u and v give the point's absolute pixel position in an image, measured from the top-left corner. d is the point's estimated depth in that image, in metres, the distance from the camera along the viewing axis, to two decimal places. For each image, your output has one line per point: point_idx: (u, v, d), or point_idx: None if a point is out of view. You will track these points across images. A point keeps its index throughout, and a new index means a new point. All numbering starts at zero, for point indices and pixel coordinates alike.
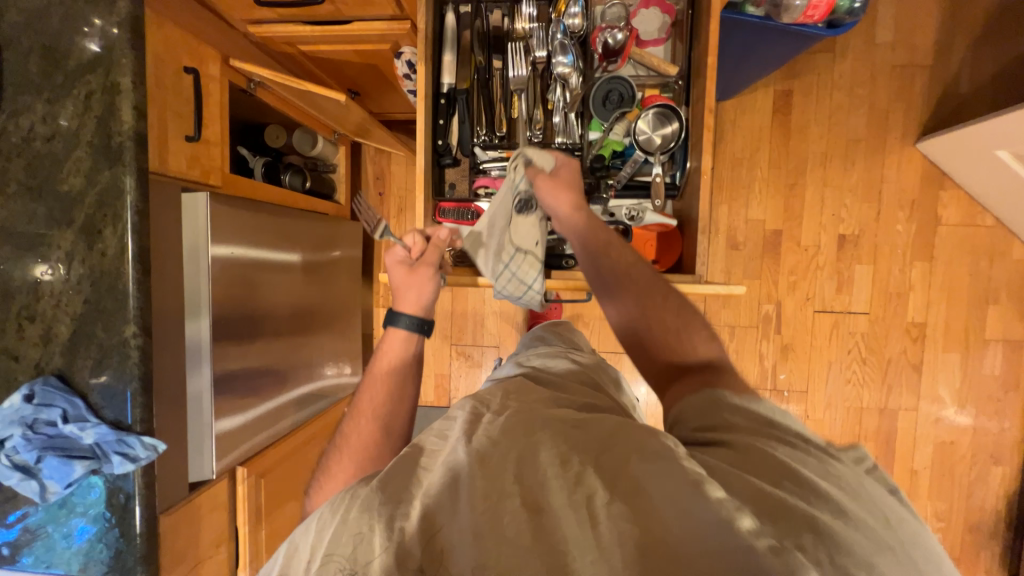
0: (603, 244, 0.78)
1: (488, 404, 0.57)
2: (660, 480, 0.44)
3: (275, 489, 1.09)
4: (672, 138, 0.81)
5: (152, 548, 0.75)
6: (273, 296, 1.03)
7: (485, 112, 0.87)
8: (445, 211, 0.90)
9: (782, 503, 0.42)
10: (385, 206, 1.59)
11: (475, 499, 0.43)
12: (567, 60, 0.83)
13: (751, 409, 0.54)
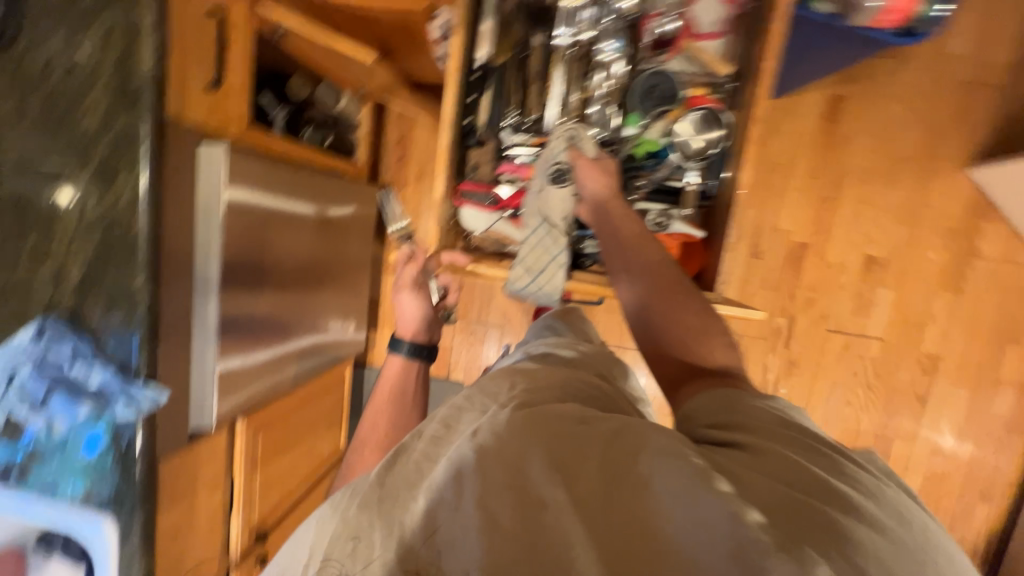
0: (631, 234, 0.74)
1: (501, 391, 0.53)
2: (667, 475, 0.42)
3: (270, 441, 1.12)
4: (713, 145, 0.79)
5: (152, 490, 0.78)
6: (283, 255, 1.02)
7: (519, 92, 0.85)
8: (465, 194, 0.87)
9: (791, 508, 0.40)
10: (404, 172, 1.56)
11: (471, 497, 0.41)
12: (613, 46, 0.80)
13: (764, 408, 0.52)
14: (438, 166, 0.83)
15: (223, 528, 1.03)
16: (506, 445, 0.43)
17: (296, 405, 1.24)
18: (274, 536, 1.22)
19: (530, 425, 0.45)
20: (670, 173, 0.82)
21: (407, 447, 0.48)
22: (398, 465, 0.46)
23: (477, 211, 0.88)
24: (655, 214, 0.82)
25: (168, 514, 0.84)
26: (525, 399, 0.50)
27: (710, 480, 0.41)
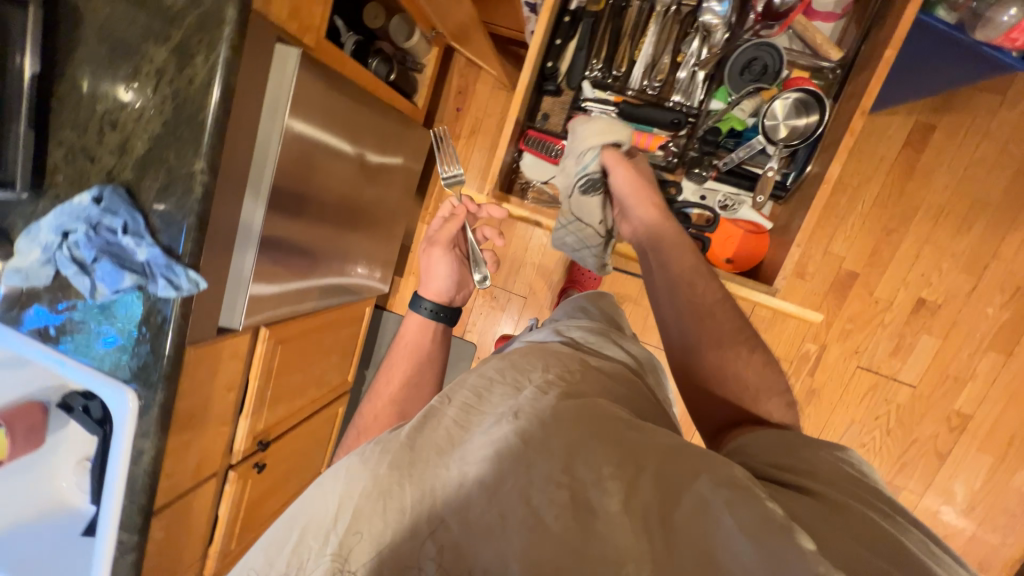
0: (679, 257, 0.81)
1: (531, 373, 0.66)
2: (729, 513, 0.50)
3: (287, 356, 1.15)
4: (800, 133, 0.80)
5: (176, 370, 0.80)
6: (333, 177, 1.03)
7: (609, 45, 0.85)
8: (530, 138, 0.89)
9: (837, 536, 0.49)
10: (459, 124, 1.56)
11: (525, 482, 0.53)
12: (719, 9, 0.78)
13: (825, 459, 0.60)
14: (513, 105, 0.83)
15: (231, 427, 1.07)
16: (550, 444, 0.55)
17: (316, 328, 1.26)
18: (272, 448, 1.26)
19: (575, 431, 0.56)
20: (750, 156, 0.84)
21: (437, 412, 0.60)
22: (430, 424, 0.58)
23: (542, 160, 0.91)
24: (726, 197, 0.87)
25: (186, 399, 0.87)
26: (560, 399, 0.61)
27: (757, 513, 0.50)
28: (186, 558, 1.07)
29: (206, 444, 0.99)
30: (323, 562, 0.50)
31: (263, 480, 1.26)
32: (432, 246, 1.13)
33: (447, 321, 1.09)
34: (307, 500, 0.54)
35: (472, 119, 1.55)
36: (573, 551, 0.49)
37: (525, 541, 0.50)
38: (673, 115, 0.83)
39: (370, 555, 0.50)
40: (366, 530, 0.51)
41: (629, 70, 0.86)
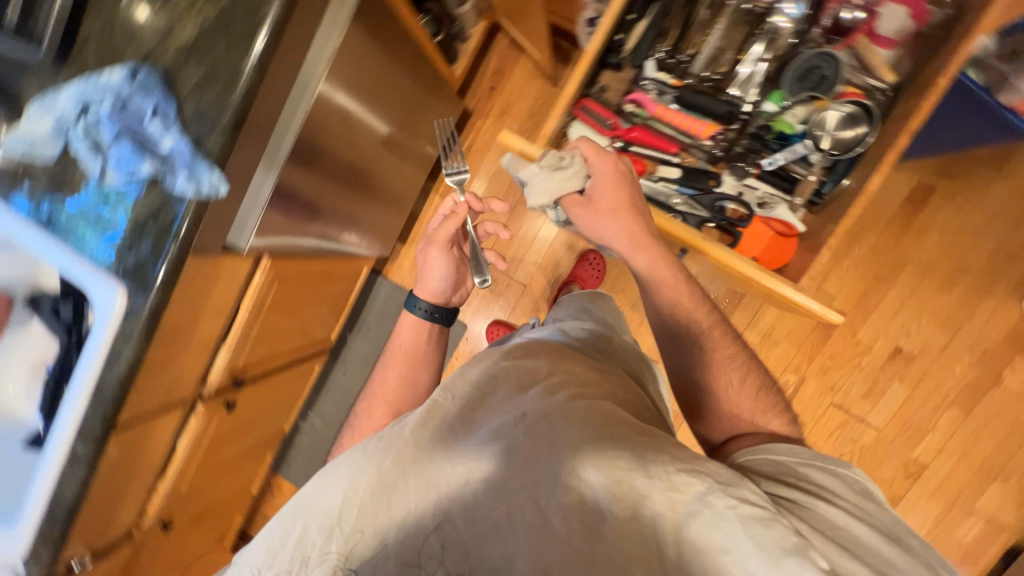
0: (663, 282, 0.81)
1: (537, 371, 0.71)
2: (719, 531, 0.55)
3: (282, 294, 1.11)
4: (848, 143, 0.82)
5: (176, 275, 0.76)
6: (365, 116, 1.01)
7: (677, 31, 0.88)
8: (585, 108, 0.87)
9: (843, 551, 0.53)
10: (489, 103, 1.57)
11: (531, 484, 0.60)
12: (792, 12, 0.82)
13: (837, 475, 0.63)
14: (578, 67, 0.82)
15: (210, 354, 1.01)
16: (553, 451, 0.61)
17: (314, 274, 1.22)
18: (246, 389, 1.20)
19: (581, 438, 0.61)
20: (794, 159, 0.86)
21: (441, 408, 0.68)
22: (432, 422, 0.67)
23: (592, 129, 0.88)
24: (764, 195, 0.88)
25: (176, 310, 0.82)
26: (568, 400, 0.66)
27: (768, 531, 0.54)
28: (135, 487, 1.00)
29: (184, 367, 0.94)
30: (326, 559, 0.61)
31: (229, 421, 1.19)
32: (430, 245, 1.12)
33: (442, 321, 1.12)
34: (310, 497, 0.64)
35: (504, 100, 1.55)
36: (574, 553, 0.57)
37: (534, 538, 0.58)
38: (729, 107, 0.85)
39: (370, 549, 0.61)
40: (366, 530, 0.61)
41: (693, 58, 0.88)
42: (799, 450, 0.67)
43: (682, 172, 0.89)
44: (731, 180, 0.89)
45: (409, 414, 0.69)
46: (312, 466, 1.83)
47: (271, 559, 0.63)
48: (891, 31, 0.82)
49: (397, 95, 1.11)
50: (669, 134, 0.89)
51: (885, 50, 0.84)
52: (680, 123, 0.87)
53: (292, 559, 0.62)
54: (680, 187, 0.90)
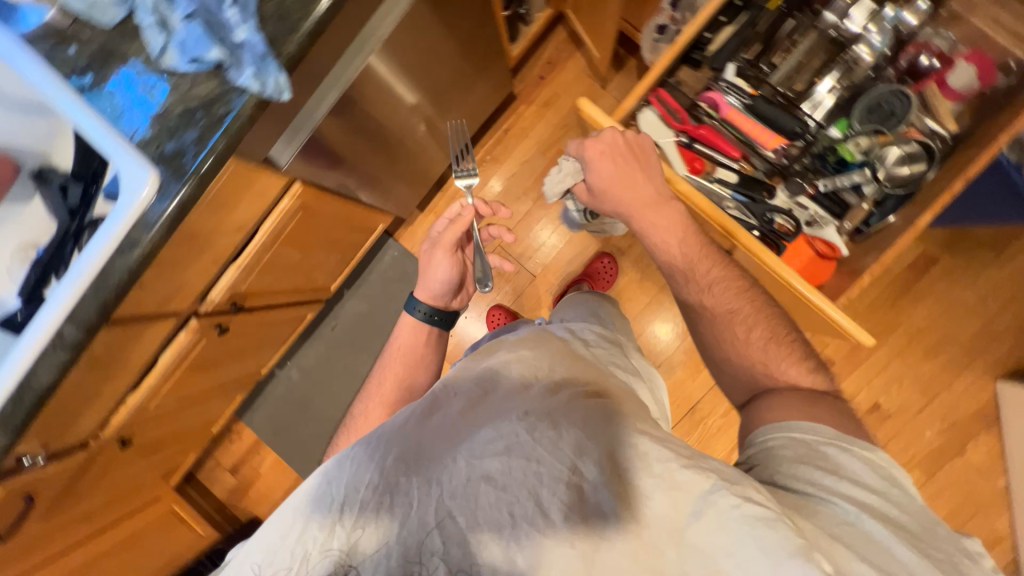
0: (659, 240, 0.83)
1: (539, 368, 0.68)
2: (720, 534, 0.53)
3: (301, 226, 1.08)
4: (905, 179, 0.85)
5: (215, 171, 0.72)
6: (424, 60, 1.01)
7: (762, 43, 0.90)
8: (660, 99, 0.91)
9: (851, 546, 0.52)
10: (535, 91, 1.58)
11: (535, 480, 0.56)
12: (873, 46, 0.88)
13: (862, 468, 0.60)
14: (666, 56, 0.83)
15: (218, 269, 0.96)
16: (556, 446, 0.58)
17: (335, 216, 1.19)
18: (240, 318, 1.15)
19: (584, 434, 0.59)
20: (849, 186, 0.89)
21: (442, 405, 0.65)
22: (434, 416, 0.64)
23: (661, 119, 0.92)
24: (815, 214, 0.90)
25: (201, 210, 0.79)
26: (571, 399, 0.63)
27: (773, 533, 0.51)
28: (107, 391, 0.94)
29: (190, 275, 0.89)
30: (328, 555, 0.55)
31: (216, 347, 1.14)
32: (434, 247, 1.05)
33: (443, 324, 1.07)
34: (308, 495, 0.59)
35: (552, 90, 1.56)
36: (582, 558, 0.53)
37: (548, 539, 0.54)
38: (797, 124, 0.89)
39: (366, 549, 0.55)
40: (368, 528, 0.56)
41: (771, 71, 0.91)
42: (822, 431, 0.64)
43: (740, 178, 0.92)
44: (784, 195, 0.92)
45: (411, 408, 0.66)
46: (280, 417, 1.76)
47: (266, 557, 0.56)
48: (959, 84, 0.86)
49: (457, 52, 1.10)
50: (734, 139, 0.92)
51: (950, 100, 0.87)
52: (749, 130, 0.90)
53: (292, 555, 0.55)
54: (734, 193, 0.92)
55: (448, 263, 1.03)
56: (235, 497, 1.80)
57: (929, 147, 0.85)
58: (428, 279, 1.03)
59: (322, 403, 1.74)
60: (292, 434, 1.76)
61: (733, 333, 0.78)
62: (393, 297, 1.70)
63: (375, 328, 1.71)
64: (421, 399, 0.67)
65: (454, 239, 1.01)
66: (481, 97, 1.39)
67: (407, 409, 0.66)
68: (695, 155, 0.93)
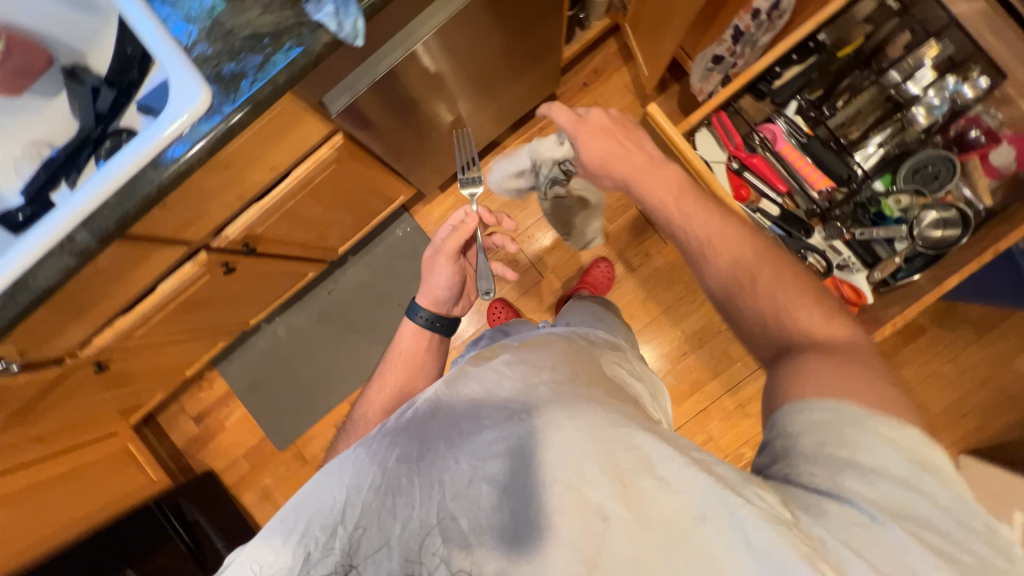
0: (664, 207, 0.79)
1: (542, 366, 0.66)
2: (724, 536, 0.48)
3: (329, 180, 1.05)
4: (935, 242, 0.90)
5: (271, 101, 0.71)
6: (489, 39, 1.00)
7: (825, 88, 0.93)
8: (721, 122, 0.95)
9: (860, 554, 0.45)
10: (577, 96, 1.58)
11: (535, 483, 0.52)
12: (927, 113, 0.90)
13: (894, 455, 0.50)
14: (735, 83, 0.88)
15: (241, 205, 0.93)
16: (557, 447, 0.54)
17: (363, 177, 1.17)
18: (248, 262, 1.11)
19: (585, 434, 0.54)
20: (883, 239, 0.93)
21: (445, 405, 0.61)
22: (437, 415, 0.60)
23: (719, 141, 0.97)
24: (848, 259, 0.95)
25: (244, 139, 0.76)
26: (574, 395, 0.60)
27: (782, 539, 0.45)
28: (98, 309, 0.90)
29: (214, 204, 0.86)
30: (329, 556, 0.51)
31: (216, 285, 1.10)
32: (435, 255, 0.95)
33: (445, 331, 0.95)
34: (305, 496, 0.55)
35: (594, 98, 1.57)
36: (585, 565, 0.48)
37: (554, 547, 0.49)
38: (848, 169, 0.92)
39: (369, 552, 0.51)
40: (369, 528, 0.52)
41: (831, 114, 0.93)
42: (844, 410, 0.53)
43: (782, 212, 0.96)
44: (822, 235, 0.94)
45: (414, 409, 0.62)
46: (257, 372, 1.71)
47: (268, 558, 0.51)
48: (1001, 163, 0.88)
49: (520, 39, 1.11)
50: (783, 173, 0.96)
51: (988, 176, 0.90)
52: (798, 165, 0.94)
53: (294, 555, 0.52)
54: (774, 225, 0.97)
55: (449, 270, 0.92)
56: (193, 446, 1.73)
57: (963, 214, 0.89)
58: (429, 284, 0.93)
59: (303, 364, 1.70)
60: (266, 391, 1.71)
61: (746, 308, 0.71)
62: (397, 272, 1.67)
63: (372, 299, 1.68)
64: (423, 399, 0.63)
65: (457, 242, 0.92)
66: (527, 91, 1.40)
67: (408, 410, 0.62)
68: (743, 182, 0.97)
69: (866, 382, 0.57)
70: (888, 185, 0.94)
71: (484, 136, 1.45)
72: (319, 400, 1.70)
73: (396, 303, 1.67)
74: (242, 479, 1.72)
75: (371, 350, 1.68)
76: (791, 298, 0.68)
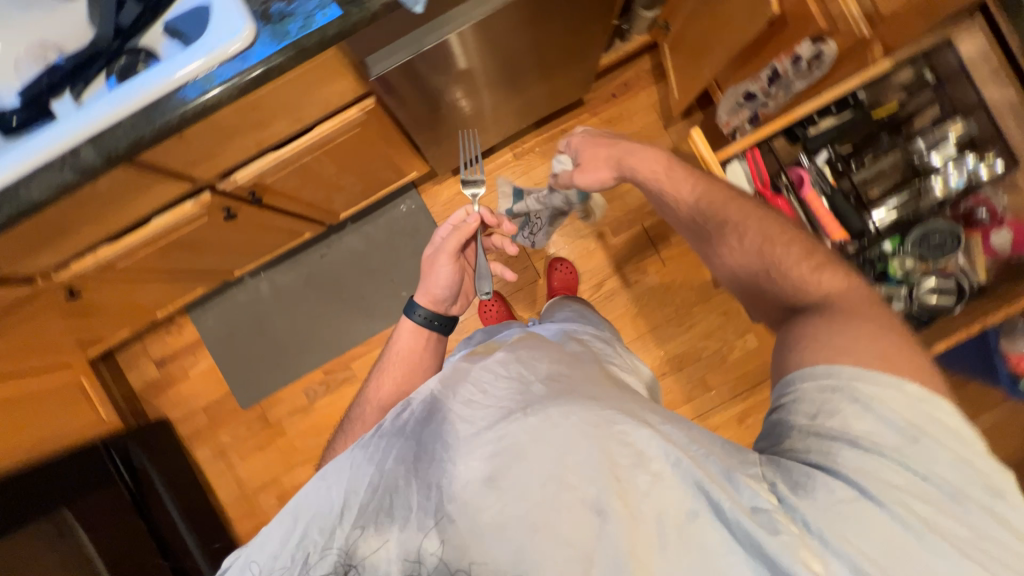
0: (666, 200, 0.82)
1: (535, 363, 0.66)
2: (718, 534, 0.50)
3: (349, 142, 1.01)
4: (928, 307, 0.96)
5: (318, 50, 0.68)
6: (537, 32, 0.99)
7: (853, 144, 1.00)
8: (753, 157, 0.97)
9: (845, 538, 0.47)
10: (603, 105, 1.59)
11: (532, 482, 0.52)
12: (942, 185, 0.95)
13: (888, 420, 0.51)
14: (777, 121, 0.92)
15: (256, 152, 0.89)
16: (553, 446, 0.54)
17: (382, 146, 1.14)
18: (248, 212, 1.07)
19: (580, 432, 0.54)
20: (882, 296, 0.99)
21: (442, 406, 0.61)
22: (433, 416, 0.60)
23: (748, 175, 0.98)
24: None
25: (279, 83, 0.73)
26: (569, 391, 0.59)
27: (769, 530, 0.48)
28: (84, 233, 0.84)
29: (231, 145, 0.82)
30: (329, 555, 0.50)
31: (211, 229, 1.05)
32: (435, 253, 0.89)
33: (446, 330, 0.89)
34: (301, 500, 0.54)
35: (620, 109, 1.58)
36: (582, 561, 0.49)
37: (553, 547, 0.49)
38: (863, 225, 0.96)
39: (371, 553, 0.50)
40: (369, 528, 0.51)
41: (856, 170, 1.00)
42: (839, 372, 0.54)
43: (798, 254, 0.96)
44: None
45: (411, 411, 0.61)
46: (232, 325, 1.65)
47: (269, 560, 0.51)
48: (999, 245, 0.93)
49: (566, 38, 1.10)
50: (802, 218, 0.98)
51: (984, 255, 0.95)
52: (818, 214, 0.96)
53: (293, 559, 0.51)
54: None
55: (449, 269, 0.86)
56: (150, 391, 1.66)
57: (960, 286, 0.96)
58: (428, 282, 0.87)
59: (281, 325, 1.65)
60: (239, 347, 1.65)
61: (762, 287, 0.71)
62: (394, 248, 1.64)
63: (363, 271, 1.64)
64: (419, 400, 0.62)
65: (458, 237, 0.86)
66: (559, 91, 1.39)
67: (403, 411, 0.61)
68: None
69: (877, 334, 0.58)
70: (896, 246, 0.99)
71: (507, 127, 1.44)
72: (292, 363, 1.65)
73: (387, 279, 1.64)
74: (197, 432, 1.65)
75: (354, 322, 1.64)
76: (800, 272, 0.68)
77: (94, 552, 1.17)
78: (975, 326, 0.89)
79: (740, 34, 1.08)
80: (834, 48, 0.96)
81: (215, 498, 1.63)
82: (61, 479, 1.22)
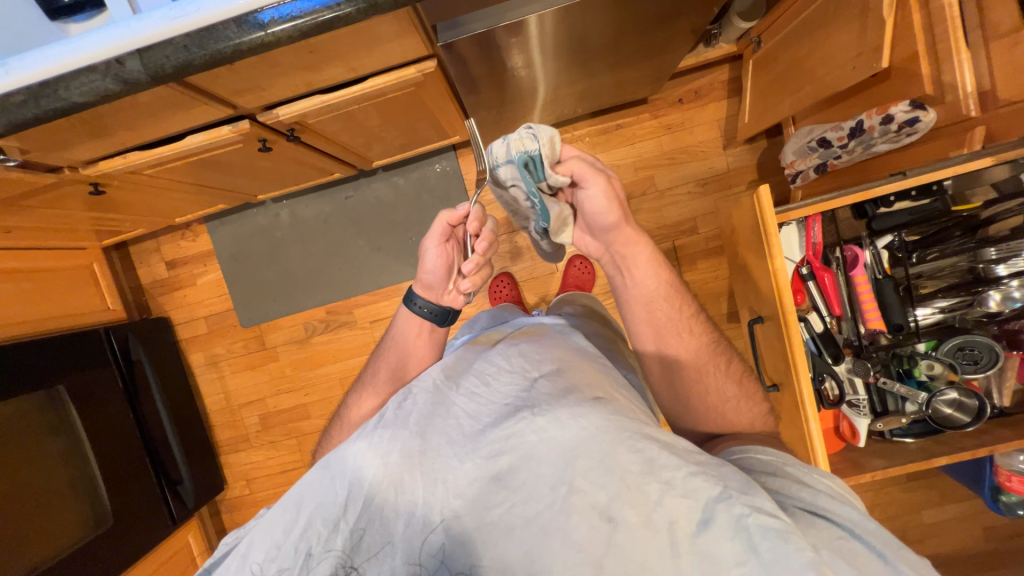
0: (646, 292, 0.74)
1: (543, 365, 0.65)
2: (726, 544, 0.46)
3: (401, 98, 0.97)
4: (942, 417, 0.95)
5: (390, 9, 0.64)
6: (621, 26, 0.92)
7: (923, 234, 0.95)
8: (810, 226, 0.99)
9: (855, 568, 0.44)
10: (667, 108, 1.49)
11: (539, 484, 0.52)
12: (1001, 301, 0.90)
13: (826, 476, 0.54)
14: (850, 196, 0.90)
15: (303, 92, 0.84)
16: (559, 447, 0.53)
17: (431, 108, 1.08)
18: (284, 146, 1.04)
19: (589, 435, 0.53)
20: (900, 395, 0.98)
21: (447, 401, 0.62)
22: (439, 411, 0.61)
23: (801, 240, 1.02)
24: (860, 400, 0.99)
25: (343, 30, 0.69)
26: (578, 396, 0.58)
27: (793, 547, 0.43)
28: (118, 137, 0.82)
29: (280, 81, 0.78)
30: (331, 554, 0.52)
31: (243, 155, 1.02)
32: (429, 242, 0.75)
33: (449, 324, 0.81)
34: (304, 489, 0.55)
35: (683, 117, 1.49)
36: (591, 568, 0.48)
37: (561, 552, 0.49)
38: (904, 320, 0.93)
39: (376, 547, 0.52)
40: (373, 523, 0.53)
41: (916, 262, 0.95)
42: (783, 453, 0.59)
43: (825, 330, 0.99)
44: (845, 367, 1.00)
45: (415, 401, 0.62)
46: (246, 244, 1.65)
47: (272, 550, 0.52)
48: None
49: (651, 34, 1.01)
50: (844, 297, 0.99)
51: (1016, 378, 0.95)
52: (861, 298, 0.96)
53: (295, 551, 0.52)
54: (811, 338, 1.01)
55: (437, 252, 0.73)
56: (157, 288, 1.68)
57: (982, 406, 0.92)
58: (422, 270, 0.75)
59: (295, 256, 1.65)
60: (251, 268, 1.66)
61: (701, 396, 0.73)
62: (420, 205, 1.60)
63: (385, 221, 1.62)
64: (424, 392, 0.63)
65: (450, 215, 0.72)
66: (627, 84, 1.30)
67: (406, 400, 0.62)
68: (802, 288, 1.02)
69: None
70: (930, 348, 0.97)
71: (562, 111, 1.36)
72: (298, 296, 1.66)
73: (406, 235, 1.61)
74: (195, 338, 1.69)
75: (365, 269, 1.64)
76: (740, 403, 0.72)
77: (78, 423, 1.20)
78: (979, 447, 0.90)
79: (833, 75, 1.00)
80: (933, 118, 0.89)
81: (202, 402, 1.70)
82: (46, 353, 1.17)
